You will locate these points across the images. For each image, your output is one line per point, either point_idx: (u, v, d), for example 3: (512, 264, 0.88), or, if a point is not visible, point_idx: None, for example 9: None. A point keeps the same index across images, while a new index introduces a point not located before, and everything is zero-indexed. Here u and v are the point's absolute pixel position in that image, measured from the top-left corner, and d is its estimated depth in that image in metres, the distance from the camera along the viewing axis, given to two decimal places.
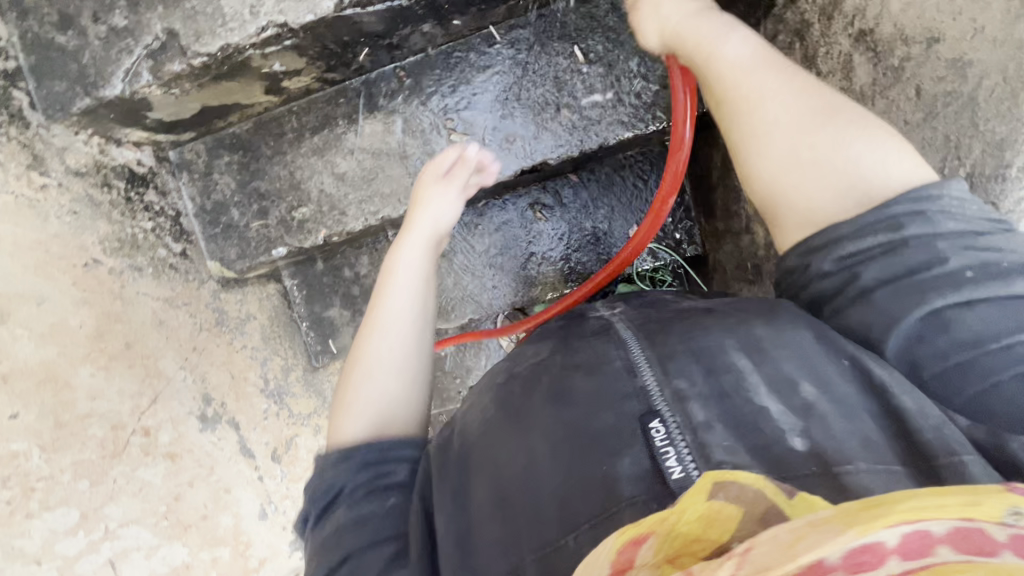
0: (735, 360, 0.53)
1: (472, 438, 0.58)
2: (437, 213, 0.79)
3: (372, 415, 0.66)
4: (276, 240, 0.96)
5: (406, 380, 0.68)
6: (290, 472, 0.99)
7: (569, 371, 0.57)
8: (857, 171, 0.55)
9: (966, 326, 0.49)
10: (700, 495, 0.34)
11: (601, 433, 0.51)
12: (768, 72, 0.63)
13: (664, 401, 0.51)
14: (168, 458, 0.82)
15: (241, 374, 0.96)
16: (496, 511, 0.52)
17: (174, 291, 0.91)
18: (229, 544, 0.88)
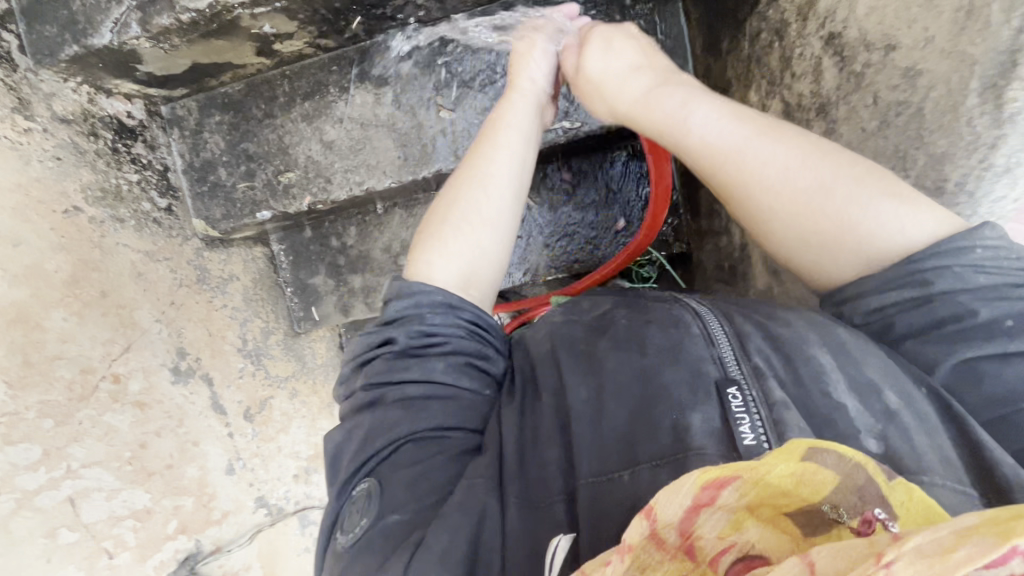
0: (815, 353, 0.52)
1: (535, 380, 0.60)
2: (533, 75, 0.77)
3: (466, 254, 0.69)
4: (261, 203, 0.99)
5: (501, 237, 0.71)
6: (262, 432, 1.04)
7: (641, 325, 0.58)
8: (868, 242, 0.55)
9: (1001, 380, 0.51)
10: (793, 458, 0.32)
11: (676, 379, 0.52)
12: (743, 145, 0.62)
13: (742, 373, 0.50)
14: (137, 406, 0.80)
15: (217, 334, 0.99)
16: (557, 438, 0.53)
17: (156, 245, 0.92)
18: (192, 494, 0.86)
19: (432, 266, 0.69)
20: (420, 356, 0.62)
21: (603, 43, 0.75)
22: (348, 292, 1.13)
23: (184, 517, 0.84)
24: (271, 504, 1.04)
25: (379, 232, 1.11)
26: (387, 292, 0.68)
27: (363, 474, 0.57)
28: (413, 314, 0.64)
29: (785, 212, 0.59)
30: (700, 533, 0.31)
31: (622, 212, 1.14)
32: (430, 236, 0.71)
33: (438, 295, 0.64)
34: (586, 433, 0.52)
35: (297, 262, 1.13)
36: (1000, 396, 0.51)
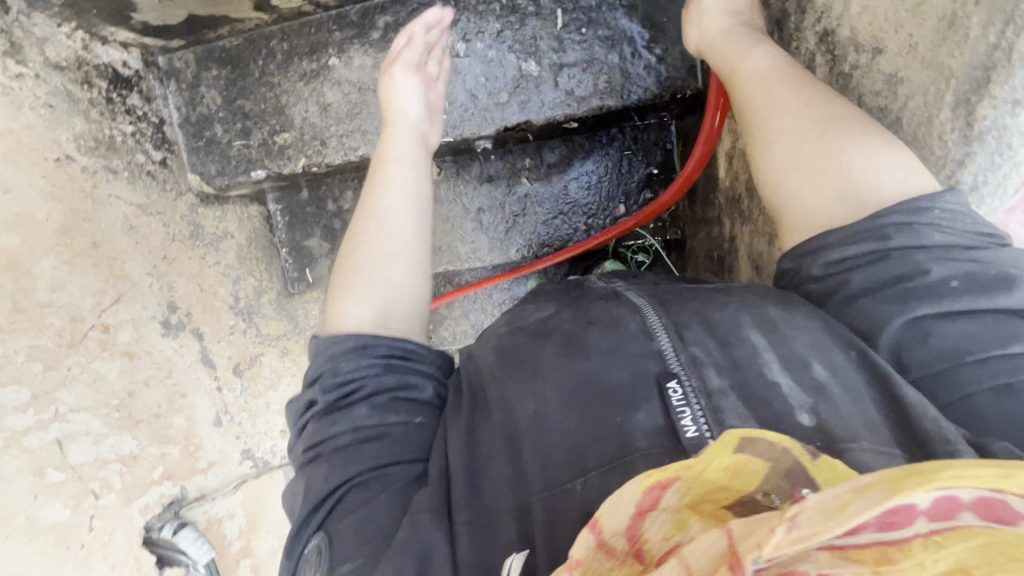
0: (750, 336, 0.53)
1: (483, 382, 0.59)
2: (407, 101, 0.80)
3: (379, 298, 0.68)
4: (257, 162, 0.99)
5: (411, 270, 0.71)
6: (251, 387, 1.08)
7: (583, 327, 0.58)
8: (850, 175, 0.57)
9: (945, 337, 0.52)
10: (724, 451, 0.34)
11: (618, 385, 0.52)
12: (778, 81, 0.66)
13: (680, 366, 0.51)
14: (126, 355, 0.82)
15: (209, 290, 1.01)
16: (503, 452, 0.53)
17: (150, 198, 0.93)
18: (179, 443, 0.90)
19: (348, 320, 0.67)
20: (341, 408, 0.61)
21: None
22: None
23: (170, 464, 0.87)
24: (256, 457, 1.08)
25: None
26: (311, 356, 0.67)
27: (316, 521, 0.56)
28: (328, 369, 0.63)
29: (789, 133, 0.62)
30: (643, 535, 0.34)
31: (616, 196, 1.15)
32: (340, 286, 0.71)
33: (350, 340, 0.64)
34: (533, 448, 0.51)
35: (293, 224, 1.15)
36: (939, 352, 0.52)
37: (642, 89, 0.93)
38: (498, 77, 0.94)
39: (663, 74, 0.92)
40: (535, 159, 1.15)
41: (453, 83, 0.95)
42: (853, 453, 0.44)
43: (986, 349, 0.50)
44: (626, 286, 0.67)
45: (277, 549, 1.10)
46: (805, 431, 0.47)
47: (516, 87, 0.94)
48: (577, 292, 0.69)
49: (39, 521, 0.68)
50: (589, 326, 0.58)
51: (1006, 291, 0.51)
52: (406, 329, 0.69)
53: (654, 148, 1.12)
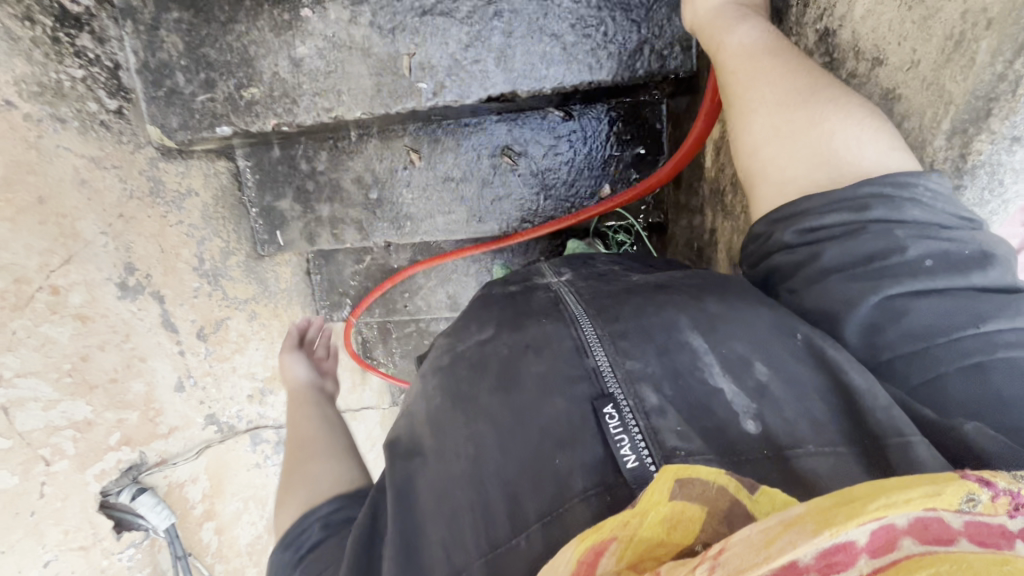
0: (689, 339, 0.54)
1: (417, 430, 0.57)
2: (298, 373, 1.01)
3: (313, 487, 0.71)
4: (221, 117, 0.97)
5: (335, 461, 0.77)
6: (216, 351, 1.07)
7: (518, 353, 0.56)
8: (831, 142, 0.57)
9: (920, 317, 0.50)
10: (661, 499, 0.38)
11: (553, 425, 0.50)
12: (765, 54, 0.65)
13: (617, 383, 0.51)
14: (78, 319, 0.78)
15: (171, 251, 0.97)
16: (438, 507, 0.52)
17: (104, 151, 0.87)
18: (137, 409, 0.87)
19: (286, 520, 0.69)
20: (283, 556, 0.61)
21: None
22: (315, 220, 1.21)
23: (127, 430, 0.85)
24: (221, 422, 1.07)
25: (352, 159, 1.15)
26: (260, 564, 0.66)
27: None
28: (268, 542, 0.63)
29: (771, 102, 0.62)
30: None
31: (600, 176, 1.12)
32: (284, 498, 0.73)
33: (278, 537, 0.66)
34: (471, 499, 0.50)
35: (263, 183, 1.18)
36: (911, 331, 0.50)
37: (635, 65, 0.88)
38: (482, 42, 0.89)
39: (659, 54, 0.87)
40: (520, 129, 1.11)
41: (429, 46, 0.90)
42: (799, 459, 0.46)
43: (962, 328, 0.49)
44: (571, 290, 0.63)
45: (240, 510, 1.11)
46: (750, 439, 0.47)
47: (501, 55, 0.89)
48: (518, 301, 0.63)
49: None
50: (525, 350, 0.56)
51: (978, 272, 0.50)
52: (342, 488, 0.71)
53: (641, 125, 1.08)
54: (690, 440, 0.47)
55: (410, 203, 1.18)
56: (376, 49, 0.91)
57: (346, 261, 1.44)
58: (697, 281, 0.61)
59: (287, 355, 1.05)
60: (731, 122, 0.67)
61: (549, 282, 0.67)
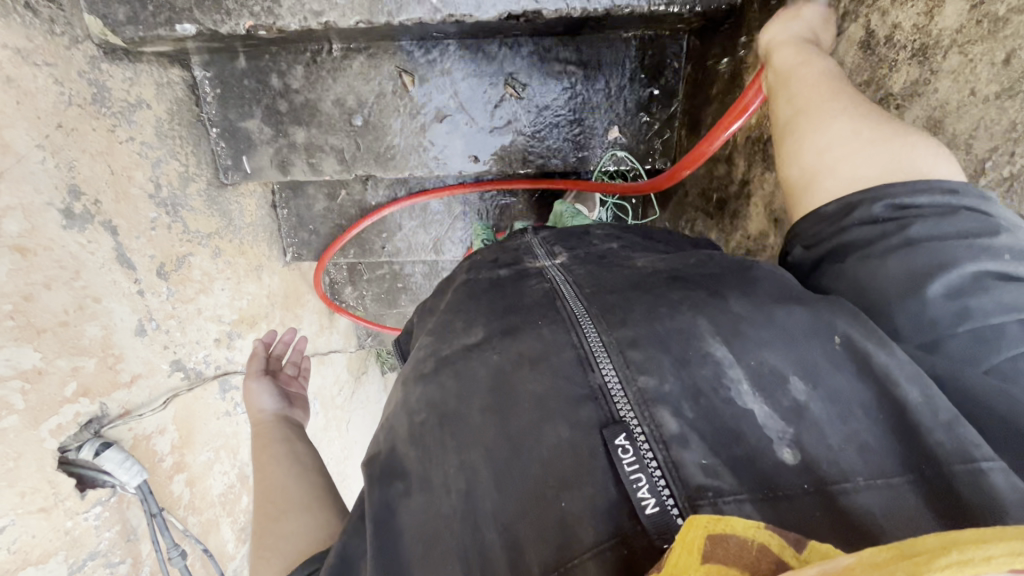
0: (713, 350, 0.48)
1: (404, 449, 0.52)
2: (260, 404, 0.97)
3: (286, 548, 0.66)
4: (182, 12, 0.83)
5: (306, 513, 0.73)
6: (178, 291, 0.95)
7: (516, 364, 0.51)
8: (910, 157, 0.54)
9: (1002, 294, 0.47)
10: (691, 560, 0.30)
11: (554, 458, 0.45)
12: (838, 86, 0.63)
13: (628, 407, 0.46)
14: (17, 251, 0.65)
15: (121, 175, 0.83)
16: (426, 549, 0.47)
17: (31, 42, 0.69)
18: (95, 355, 0.76)
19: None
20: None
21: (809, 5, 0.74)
22: (289, 146, 1.07)
23: (85, 379, 0.75)
24: (188, 369, 0.98)
25: (334, 79, 1.01)
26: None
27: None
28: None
29: (853, 111, 0.59)
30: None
31: (609, 117, 1.04)
32: (263, 543, 0.68)
33: None
34: (464, 542, 0.45)
35: (225, 99, 1.03)
36: (999, 302, 0.47)
37: None
38: None
39: None
40: (528, 57, 0.99)
41: None
42: (848, 496, 0.39)
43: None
44: (567, 280, 0.59)
45: (211, 461, 1.04)
46: (789, 470, 0.41)
47: None
48: (508, 293, 0.61)
49: None
50: (521, 362, 0.51)
51: None
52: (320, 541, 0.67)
53: (653, 60, 1.00)
54: (718, 476, 0.41)
55: (397, 134, 1.06)
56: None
57: (318, 195, 1.31)
58: (710, 277, 0.56)
59: (254, 381, 1.01)
60: (799, 119, 0.63)
61: (541, 267, 0.64)
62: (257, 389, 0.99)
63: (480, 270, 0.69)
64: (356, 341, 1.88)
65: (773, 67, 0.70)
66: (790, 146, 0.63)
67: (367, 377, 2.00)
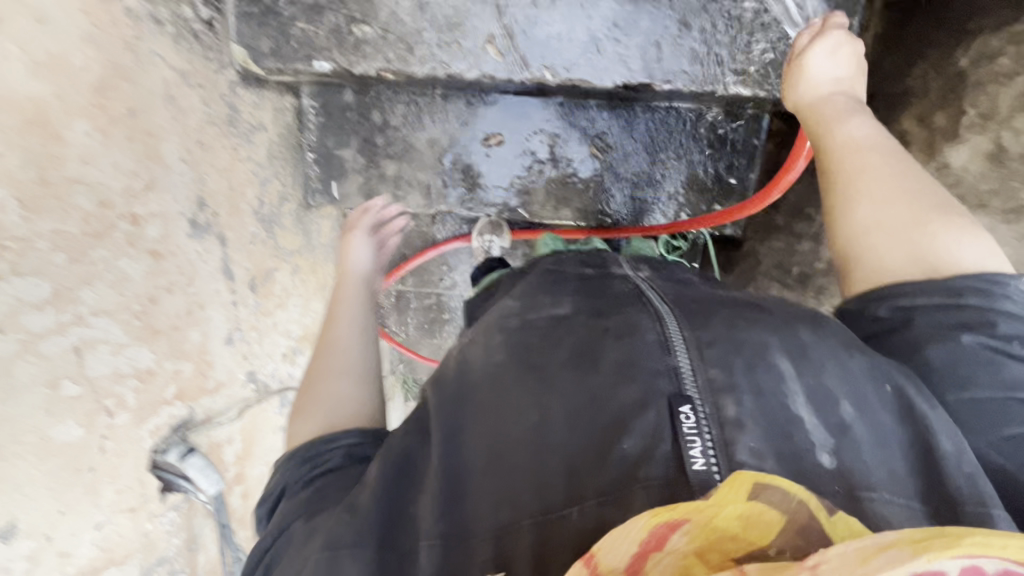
0: (776, 360, 0.50)
1: (475, 377, 0.55)
2: (358, 260, 1.02)
3: (331, 412, 0.71)
4: (322, 50, 0.83)
5: (359, 386, 0.77)
6: (263, 304, 0.98)
7: (598, 334, 0.54)
8: (932, 240, 0.59)
9: (1003, 373, 0.54)
10: (738, 499, 0.35)
11: (624, 412, 0.47)
12: (876, 156, 0.65)
13: (696, 388, 0.47)
14: (152, 256, 0.68)
15: (237, 189, 0.87)
16: (486, 466, 0.48)
17: (192, 65, 0.74)
18: (192, 360, 0.79)
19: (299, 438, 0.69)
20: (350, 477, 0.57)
21: (830, 24, 0.74)
22: (378, 176, 1.12)
23: (182, 383, 0.77)
24: (259, 380, 1.00)
25: (431, 121, 1.08)
26: (272, 476, 0.64)
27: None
28: (299, 485, 0.60)
29: (886, 190, 0.63)
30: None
31: (685, 181, 1.09)
32: (303, 411, 0.74)
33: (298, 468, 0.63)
34: (530, 467, 0.46)
35: (326, 127, 1.09)
36: (1008, 381, 0.54)
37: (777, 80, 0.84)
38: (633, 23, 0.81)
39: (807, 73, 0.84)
40: (616, 121, 1.06)
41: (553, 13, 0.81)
42: (874, 503, 0.43)
43: None
44: (651, 285, 0.63)
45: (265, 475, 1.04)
46: (825, 473, 0.44)
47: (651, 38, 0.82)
48: (594, 285, 0.64)
49: (50, 441, 0.56)
50: (606, 335, 0.54)
51: None
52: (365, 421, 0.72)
53: (735, 137, 1.06)
54: (764, 459, 0.43)
55: (484, 180, 1.12)
56: (487, 24, 0.81)
57: None
58: (785, 308, 0.58)
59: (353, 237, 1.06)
60: (829, 194, 0.66)
61: (625, 272, 0.67)
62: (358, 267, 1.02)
63: (564, 264, 0.72)
64: (388, 366, 1.89)
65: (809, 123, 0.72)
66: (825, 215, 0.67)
67: (394, 405, 2.00)
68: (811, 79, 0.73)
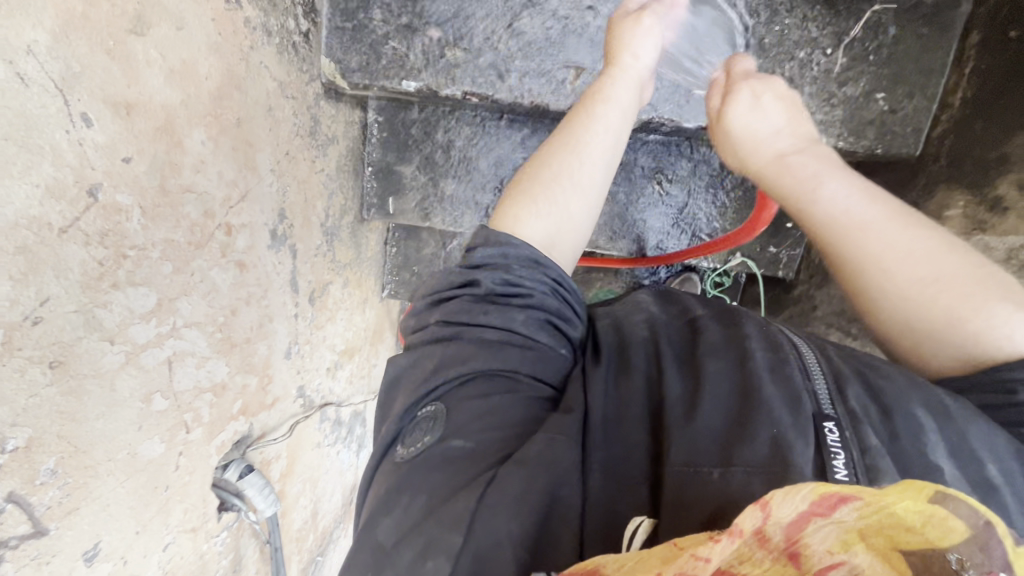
0: (915, 413, 0.47)
1: (634, 359, 0.57)
2: (635, 53, 0.73)
3: (542, 218, 0.66)
4: (412, 70, 0.83)
5: (580, 194, 0.69)
6: (317, 317, 0.96)
7: (743, 342, 0.54)
8: (978, 342, 0.52)
9: None
10: (916, 495, 0.30)
11: (775, 401, 0.46)
12: (885, 231, 0.57)
13: (836, 407, 0.46)
14: (239, 266, 0.67)
15: (311, 201, 0.86)
16: (635, 433, 0.50)
17: (289, 76, 0.74)
18: (257, 374, 0.76)
19: (509, 226, 0.66)
20: (500, 305, 0.59)
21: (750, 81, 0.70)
22: (437, 195, 1.10)
23: (247, 398, 0.74)
24: (307, 395, 0.97)
25: (496, 142, 1.06)
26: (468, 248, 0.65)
27: (428, 399, 0.55)
28: (498, 262, 0.61)
29: (909, 276, 0.55)
30: (804, 539, 0.29)
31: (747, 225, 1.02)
32: (521, 193, 0.68)
33: (526, 249, 0.61)
34: (681, 434, 0.47)
35: (389, 143, 1.08)
36: None
37: (868, 134, 0.81)
38: None
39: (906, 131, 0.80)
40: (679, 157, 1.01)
41: None
42: None
43: None
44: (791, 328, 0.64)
45: (300, 493, 1.01)
46: None
47: None
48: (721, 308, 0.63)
49: (137, 457, 0.54)
50: (745, 346, 0.53)
51: None
52: (563, 261, 0.69)
53: None
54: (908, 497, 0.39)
55: None
56: (578, 56, 0.81)
57: (429, 240, 1.30)
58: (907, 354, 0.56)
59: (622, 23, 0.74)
60: (845, 280, 0.59)
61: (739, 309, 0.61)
62: (639, 59, 0.72)
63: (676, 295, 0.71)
64: None
65: (778, 199, 0.65)
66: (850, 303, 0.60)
67: None
68: (759, 146, 0.67)
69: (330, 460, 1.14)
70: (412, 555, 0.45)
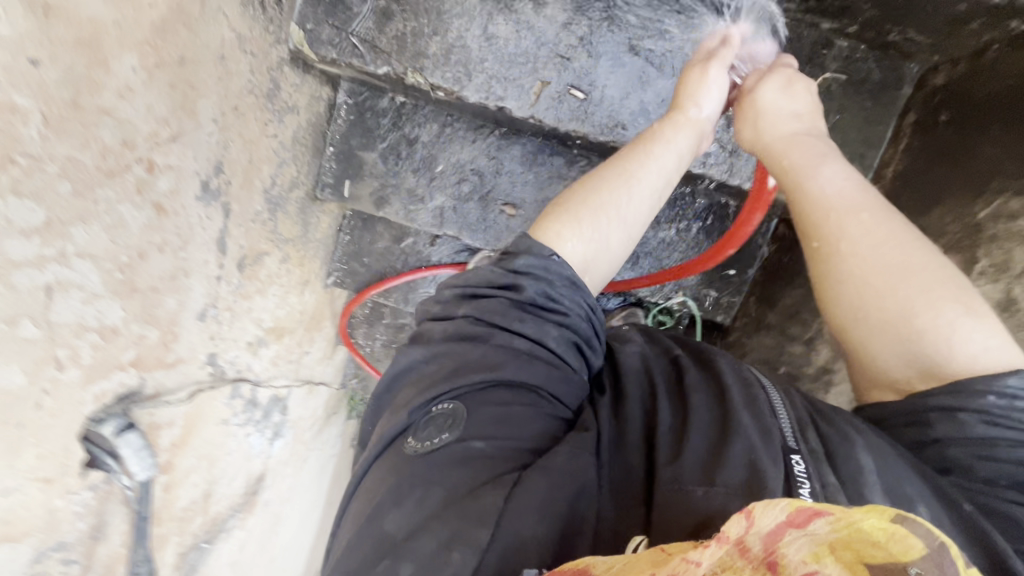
0: (860, 459, 0.54)
1: (634, 386, 0.66)
2: (702, 103, 0.75)
3: (584, 238, 0.70)
4: (381, 53, 0.82)
5: (620, 223, 0.73)
6: (244, 285, 0.93)
7: (725, 380, 0.63)
8: (921, 339, 0.60)
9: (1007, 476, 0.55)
10: (882, 515, 0.32)
11: (754, 433, 0.55)
12: (866, 219, 0.65)
13: (799, 441, 0.54)
14: (156, 208, 0.63)
15: (257, 163, 0.84)
16: (634, 458, 0.58)
17: (251, 33, 0.75)
18: (160, 327, 0.71)
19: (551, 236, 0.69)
20: (535, 315, 0.64)
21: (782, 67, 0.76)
22: (395, 186, 1.08)
23: (142, 350, 0.69)
24: (218, 364, 0.92)
25: (462, 145, 1.07)
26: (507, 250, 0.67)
27: (445, 397, 0.59)
28: (543, 275, 0.65)
29: (876, 262, 0.63)
30: (780, 550, 0.32)
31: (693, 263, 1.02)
32: (565, 208, 0.72)
33: (569, 270, 0.66)
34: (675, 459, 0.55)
35: (354, 125, 1.03)
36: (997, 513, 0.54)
37: None
38: None
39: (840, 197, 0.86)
40: None
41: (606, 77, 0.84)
42: None
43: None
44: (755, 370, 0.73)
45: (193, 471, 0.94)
46: None
47: None
48: (694, 346, 0.72)
49: None
50: (722, 385, 0.62)
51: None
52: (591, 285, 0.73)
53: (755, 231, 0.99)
54: None
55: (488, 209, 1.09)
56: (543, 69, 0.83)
57: (384, 234, 1.24)
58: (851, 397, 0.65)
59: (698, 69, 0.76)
60: (822, 254, 0.67)
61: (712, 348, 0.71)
62: (702, 111, 0.74)
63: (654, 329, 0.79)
64: None
65: (778, 172, 0.73)
66: (819, 285, 0.68)
67: None
68: (778, 122, 0.73)
69: (236, 446, 1.06)
70: (435, 546, 0.49)
